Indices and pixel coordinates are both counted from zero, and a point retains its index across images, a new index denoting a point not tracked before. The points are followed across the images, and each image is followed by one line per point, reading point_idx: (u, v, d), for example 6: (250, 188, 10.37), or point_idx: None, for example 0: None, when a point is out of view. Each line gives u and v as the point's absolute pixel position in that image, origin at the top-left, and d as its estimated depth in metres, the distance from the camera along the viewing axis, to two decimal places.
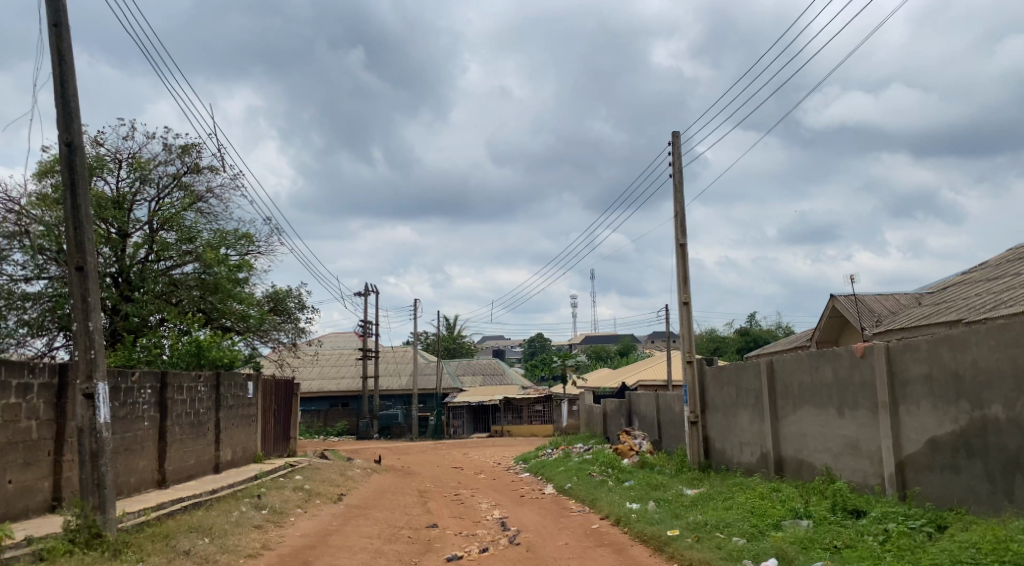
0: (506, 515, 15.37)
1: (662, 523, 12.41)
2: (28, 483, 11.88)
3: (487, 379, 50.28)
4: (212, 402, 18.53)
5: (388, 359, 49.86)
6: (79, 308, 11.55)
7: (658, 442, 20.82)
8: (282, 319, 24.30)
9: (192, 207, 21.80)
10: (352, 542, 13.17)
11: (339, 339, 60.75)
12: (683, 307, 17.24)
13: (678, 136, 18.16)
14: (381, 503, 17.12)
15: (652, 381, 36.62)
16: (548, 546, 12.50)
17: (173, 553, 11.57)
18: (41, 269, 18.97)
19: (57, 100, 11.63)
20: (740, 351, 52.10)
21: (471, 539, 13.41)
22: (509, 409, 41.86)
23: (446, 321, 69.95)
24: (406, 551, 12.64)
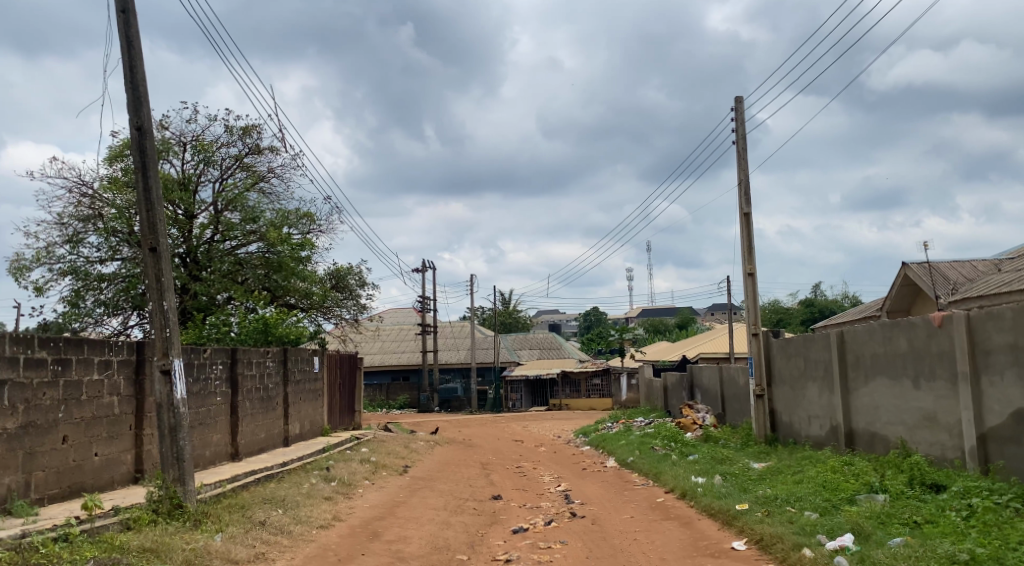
0: (569, 487, 15.54)
1: (730, 497, 12.45)
2: (112, 456, 12.34)
3: (546, 352, 50.51)
4: (281, 377, 19.01)
5: (447, 334, 50.35)
6: (154, 287, 11.93)
7: (722, 415, 20.79)
8: (343, 296, 24.65)
9: (255, 187, 22.26)
10: (419, 514, 13.44)
11: (398, 314, 61.49)
12: (747, 278, 17.17)
13: (741, 101, 18.03)
14: (446, 475, 17.44)
15: (714, 353, 36.49)
16: (613, 519, 12.65)
17: (250, 523, 11.96)
18: (114, 251, 19.48)
19: (126, 86, 11.98)
20: (805, 322, 51.76)
21: (535, 511, 13.61)
22: (567, 383, 41.63)
23: (503, 297, 70.19)
24: (472, 522, 12.88)
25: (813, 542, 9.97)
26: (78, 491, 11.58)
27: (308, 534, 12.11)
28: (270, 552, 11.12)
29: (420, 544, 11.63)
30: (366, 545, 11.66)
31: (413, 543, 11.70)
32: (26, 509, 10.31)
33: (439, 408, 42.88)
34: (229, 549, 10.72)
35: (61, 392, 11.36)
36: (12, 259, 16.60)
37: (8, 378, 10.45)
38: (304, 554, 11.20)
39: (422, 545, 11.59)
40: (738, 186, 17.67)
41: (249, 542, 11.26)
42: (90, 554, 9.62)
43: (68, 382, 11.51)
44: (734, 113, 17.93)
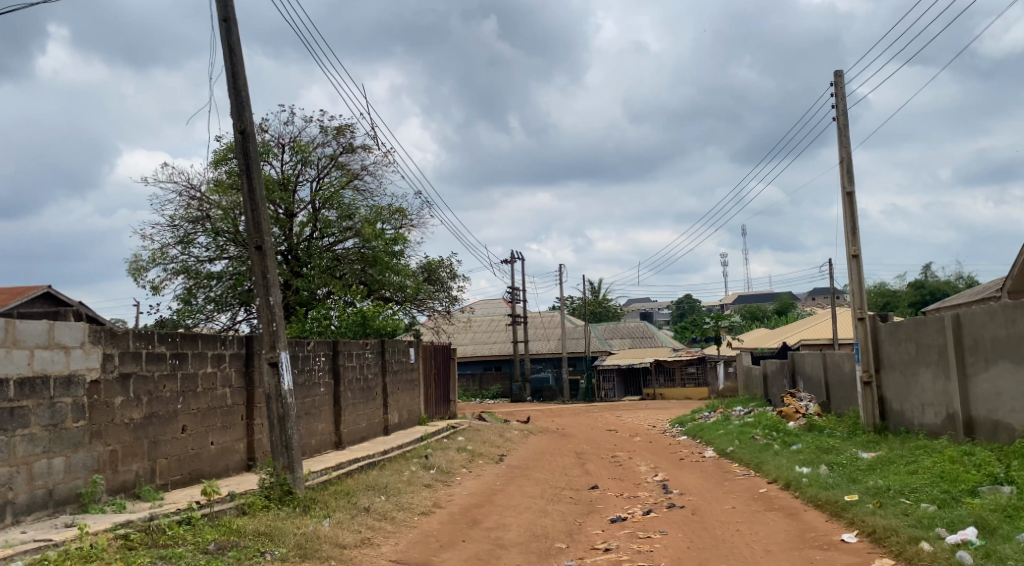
0: (667, 477, 15.67)
1: (838, 487, 12.42)
2: (227, 444, 13.01)
3: (638, 341, 50.45)
4: (379, 368, 19.57)
5: (537, 324, 50.68)
6: (260, 283, 12.50)
7: (826, 402, 20.55)
8: (435, 288, 25.08)
9: (350, 184, 22.92)
10: (518, 502, 13.76)
11: (489, 305, 62.16)
12: (852, 260, 16.99)
13: (841, 76, 17.79)
14: (542, 464, 17.74)
15: (816, 340, 35.97)
16: (713, 509, 12.76)
17: (355, 509, 12.47)
18: (222, 250, 20.37)
19: (229, 91, 12.56)
20: (915, 306, 50.55)
21: (633, 501, 13.80)
22: (661, 372, 41.64)
23: (592, 286, 69.98)
24: (570, 511, 13.14)
25: (931, 535, 9.92)
26: (196, 477, 12.25)
27: (411, 520, 12.55)
28: (376, 537, 11.56)
29: (519, 532, 11.96)
30: (466, 532, 12.02)
31: (513, 530, 12.02)
32: (153, 494, 10.91)
33: (531, 398, 43.30)
34: (337, 534, 11.18)
35: (180, 384, 11.95)
36: (131, 260, 17.51)
37: (134, 371, 10.95)
38: (408, 540, 11.62)
39: (521, 533, 11.92)
40: (840, 164, 17.47)
41: (356, 527, 11.74)
42: (211, 537, 10.18)
43: (186, 374, 12.10)
44: (834, 89, 17.73)
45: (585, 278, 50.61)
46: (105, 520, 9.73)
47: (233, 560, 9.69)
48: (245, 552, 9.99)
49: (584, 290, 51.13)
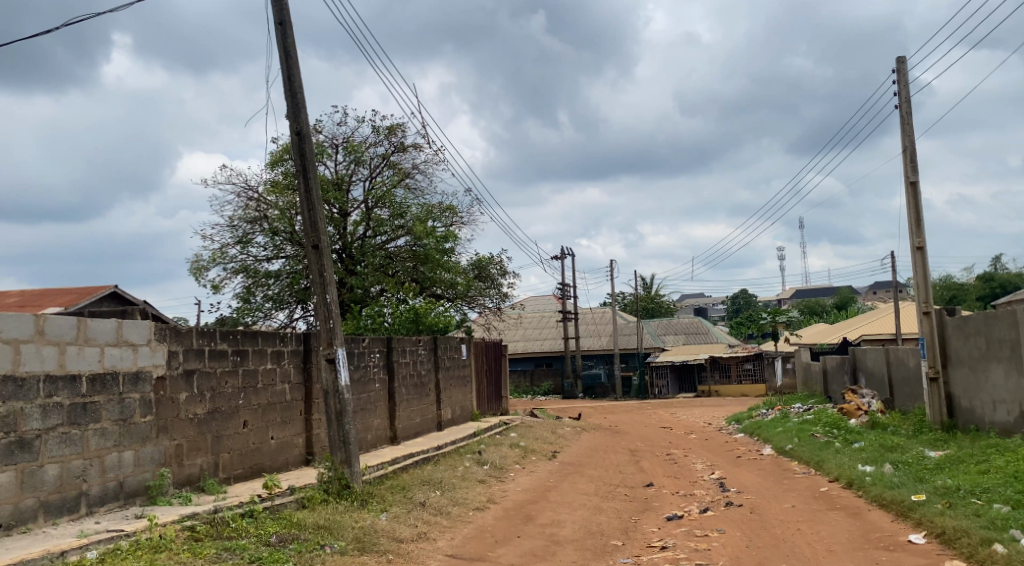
0: (724, 475, 15.65)
1: (904, 487, 12.31)
2: (286, 439, 13.29)
3: (692, 338, 50.11)
4: (432, 364, 19.77)
5: (588, 320, 50.63)
6: (317, 281, 12.75)
7: (889, 399, 20.29)
8: (486, 285, 25.22)
9: (401, 183, 23.18)
10: (572, 499, 13.83)
11: (540, 301, 62.27)
12: (916, 253, 16.80)
13: (903, 62, 17.58)
14: (596, 461, 17.80)
15: (879, 335, 35.49)
16: (773, 508, 12.73)
17: (411, 504, 12.66)
18: (279, 249, 20.76)
19: (285, 94, 12.82)
20: (983, 300, 49.71)
21: (689, 499, 13.80)
22: (716, 369, 41.27)
23: (644, 282, 69.61)
24: (625, 509, 13.18)
25: (1005, 537, 9.79)
26: (258, 471, 12.55)
27: (466, 516, 12.69)
28: (432, 531, 11.70)
29: (574, 528, 12.04)
30: (521, 528, 12.14)
31: (567, 527, 12.11)
32: (216, 487, 11.21)
33: (583, 395, 43.31)
34: (394, 528, 11.37)
35: (241, 380, 12.24)
36: (192, 260, 17.94)
37: (197, 367, 11.25)
38: (463, 535, 11.75)
39: (575, 529, 12.00)
40: (904, 153, 17.28)
41: (412, 521, 11.92)
42: (273, 530, 10.43)
43: (246, 371, 12.39)
44: (896, 75, 17.53)
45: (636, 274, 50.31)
46: (172, 512, 10.03)
47: (294, 552, 9.93)
48: (305, 544, 10.22)
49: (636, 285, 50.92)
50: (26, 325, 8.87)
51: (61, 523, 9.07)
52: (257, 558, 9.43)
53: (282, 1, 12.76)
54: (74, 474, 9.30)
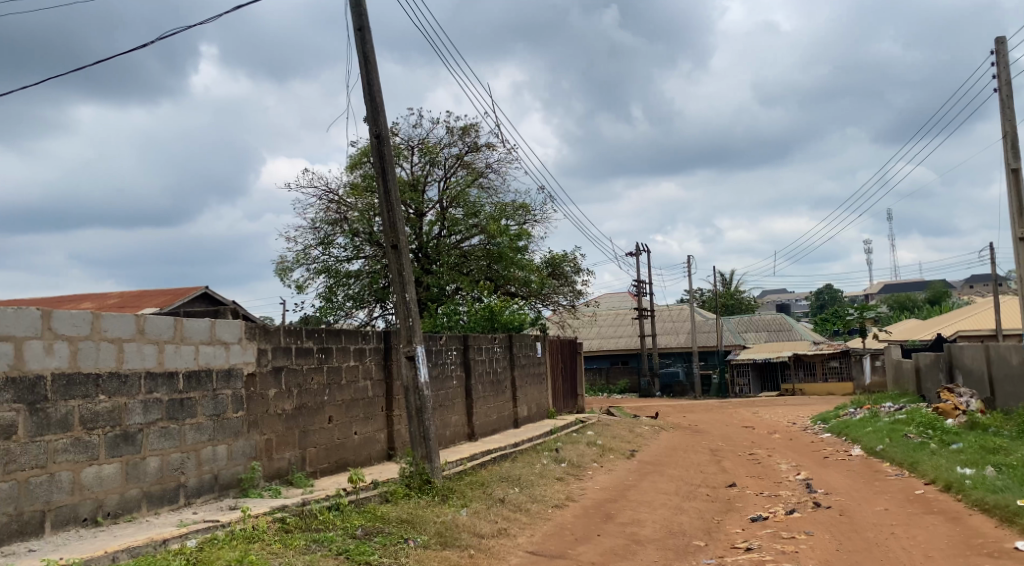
0: (810, 476, 15.48)
1: (1005, 491, 12.04)
2: (369, 435, 13.62)
3: (772, 335, 48.90)
4: (508, 362, 19.96)
5: (665, 318, 50.33)
6: (397, 281, 13.03)
7: (990, 399, 19.72)
8: (560, 283, 25.30)
9: (475, 183, 23.43)
10: (652, 498, 13.87)
11: (616, 299, 62.12)
12: (1019, 244, 16.37)
13: (1002, 43, 17.18)
14: (676, 460, 17.77)
15: (976, 331, 34.57)
16: (865, 511, 12.58)
17: (491, 500, 12.86)
18: (358, 250, 21.21)
19: (365, 98, 13.13)
20: None
21: (774, 499, 13.71)
22: (801, 367, 40.76)
23: (722, 278, 68.81)
24: (707, 509, 13.17)
25: None
26: (342, 466, 12.89)
27: (545, 513, 12.83)
28: (512, 528, 11.88)
29: (655, 528, 12.08)
30: (601, 526, 12.23)
31: (648, 526, 12.16)
32: (304, 480, 11.57)
33: (661, 393, 43.11)
34: (475, 523, 11.57)
35: (325, 377, 12.59)
36: (276, 261, 18.46)
37: (285, 365, 11.64)
38: (543, 532, 11.90)
39: (657, 529, 12.04)
40: (1004, 139, 16.88)
41: (492, 517, 12.10)
42: (358, 523, 10.73)
43: (330, 368, 12.73)
44: (996, 57, 17.15)
45: (715, 270, 49.77)
46: (264, 504, 10.41)
47: (379, 545, 10.20)
48: (390, 538, 10.49)
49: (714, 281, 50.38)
50: (128, 325, 9.27)
51: (162, 513, 9.50)
52: (345, 550, 9.72)
53: (360, 7, 13.06)
54: (172, 467, 9.71)
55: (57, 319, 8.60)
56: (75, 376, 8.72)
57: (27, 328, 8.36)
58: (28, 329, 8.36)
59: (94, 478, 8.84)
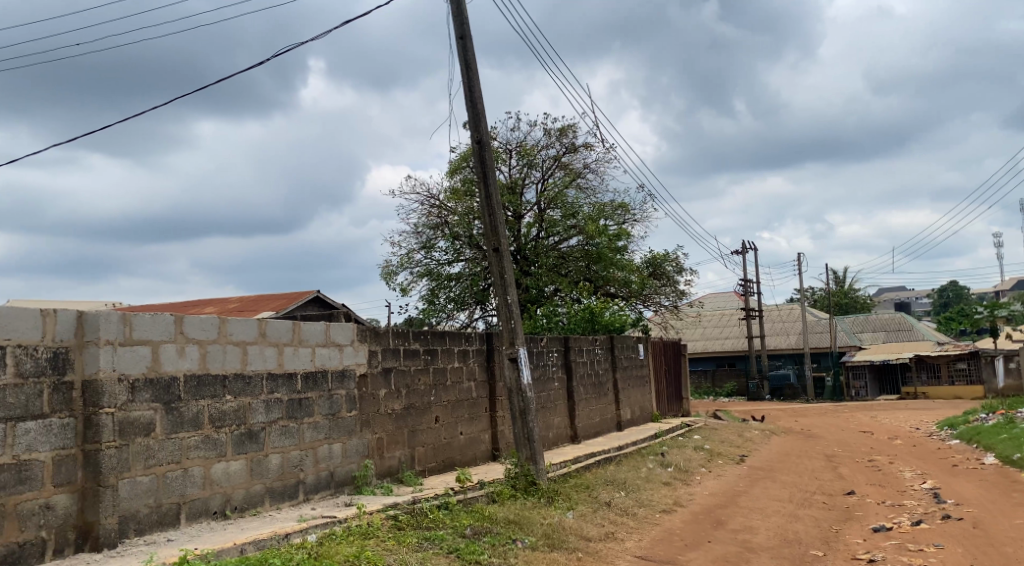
0: (937, 485, 15.01)
1: None
2: (473, 435, 13.85)
3: (892, 334, 47.54)
4: (610, 363, 19.97)
5: (775, 318, 49.41)
6: (498, 283, 13.21)
7: None
8: (661, 283, 25.13)
9: (573, 184, 23.51)
10: (764, 505, 13.70)
11: (722, 298, 61.27)
12: None
13: None
14: (790, 466, 17.47)
15: None
16: (998, 524, 12.14)
17: (597, 503, 12.93)
18: (458, 253, 21.53)
19: (466, 104, 13.36)
20: None
21: (897, 509, 13.36)
22: (923, 369, 39.37)
23: (837, 275, 67.05)
24: (824, 517, 12.93)
25: None
26: (449, 465, 13.15)
27: (652, 517, 12.82)
28: (619, 532, 11.92)
29: (769, 535, 11.94)
30: (712, 532, 12.16)
31: (761, 533, 12.03)
32: (414, 479, 11.86)
33: (770, 396, 42.35)
34: (581, 526, 11.66)
35: (432, 378, 12.86)
36: (382, 265, 18.91)
37: (394, 366, 11.95)
38: (651, 537, 11.89)
39: (770, 537, 11.90)
40: None
41: (599, 521, 12.18)
42: (467, 522, 10.94)
43: (436, 369, 13.01)
44: None
45: (828, 268, 48.53)
46: (377, 501, 10.71)
47: (488, 545, 10.39)
48: (498, 538, 10.67)
49: (827, 280, 49.21)
50: (251, 329, 9.68)
51: (283, 508, 9.88)
52: (455, 549, 9.93)
53: (462, 16, 13.30)
54: (292, 464, 10.10)
55: (189, 324, 9.05)
56: (204, 377, 9.16)
57: (161, 332, 8.81)
58: (163, 333, 8.81)
59: (222, 474, 9.25)
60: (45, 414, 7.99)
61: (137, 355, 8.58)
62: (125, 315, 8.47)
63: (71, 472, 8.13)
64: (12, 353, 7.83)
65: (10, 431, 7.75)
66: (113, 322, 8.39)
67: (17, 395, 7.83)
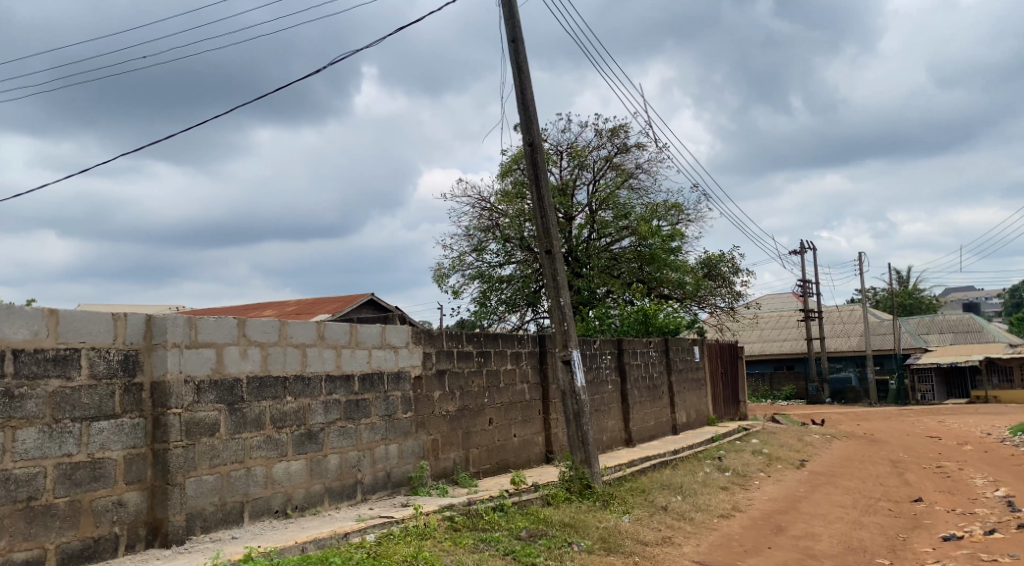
0: (1009, 493, 14.54)
1: None
2: (527, 437, 13.73)
3: (959, 336, 46.44)
4: (664, 366, 19.73)
5: (835, 320, 48.60)
6: (551, 285, 13.08)
7: None
8: (716, 284, 24.80)
9: (625, 184, 23.32)
10: (827, 511, 13.40)
11: (781, 299, 60.45)
12: None
13: None
14: (853, 471, 17.09)
15: None
16: None
17: (653, 507, 12.74)
18: (510, 255, 21.45)
19: (518, 106, 13.26)
20: None
21: (967, 518, 12.97)
22: (994, 371, 38.23)
23: (900, 274, 65.74)
24: (890, 525, 12.61)
25: None
26: (503, 467, 13.06)
27: (710, 522, 12.61)
28: (677, 536, 11.73)
29: (831, 543, 11.66)
30: (772, 538, 11.91)
31: (824, 540, 11.75)
32: (469, 480, 11.78)
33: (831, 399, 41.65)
34: (638, 530, 11.49)
35: (486, 379, 12.77)
36: (434, 267, 18.90)
37: (448, 368, 11.88)
38: (709, 542, 11.68)
39: (834, 544, 11.62)
40: None
41: (655, 525, 11.99)
42: (522, 525, 10.83)
43: (490, 371, 12.91)
44: None
45: (892, 268, 47.34)
46: (433, 502, 10.64)
47: (544, 547, 10.27)
48: (554, 540, 10.55)
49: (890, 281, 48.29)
50: (311, 331, 9.67)
51: (342, 508, 9.85)
52: (511, 551, 9.83)
53: (513, 19, 13.22)
54: (350, 464, 10.07)
55: (251, 327, 9.05)
56: (266, 379, 9.17)
57: (225, 334, 8.81)
58: (226, 336, 8.82)
59: (283, 473, 9.25)
60: (117, 414, 8.04)
61: (202, 357, 8.58)
62: (191, 318, 8.48)
63: (141, 470, 8.17)
64: (86, 355, 7.89)
65: (84, 430, 7.82)
66: (180, 325, 8.41)
67: (91, 395, 7.89)
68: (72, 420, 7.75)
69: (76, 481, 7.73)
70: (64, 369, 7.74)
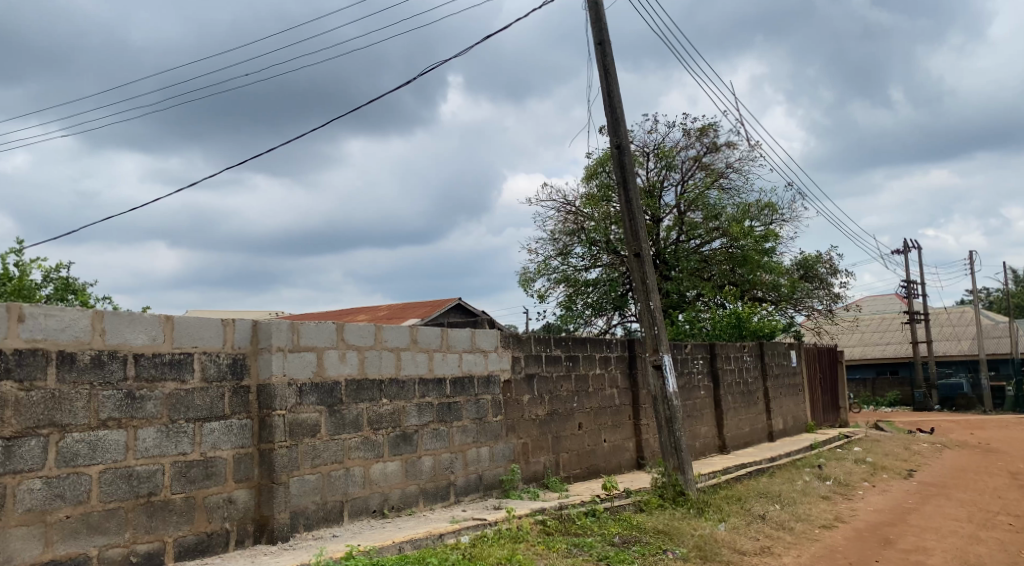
0: None
1: None
2: (617, 443, 13.54)
3: None
4: (760, 372, 19.30)
5: (943, 323, 46.96)
6: (640, 288, 12.88)
7: None
8: (813, 286, 24.16)
9: (715, 184, 22.93)
10: (937, 524, 12.88)
11: (884, 300, 58.76)
12: None
13: None
14: (967, 483, 16.40)
15: None
16: None
17: (750, 516, 12.42)
18: (596, 259, 21.28)
19: (606, 109, 13.09)
20: None
21: None
22: None
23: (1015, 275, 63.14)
24: (1008, 540, 12.04)
25: None
26: (594, 472, 12.90)
27: (810, 533, 12.22)
28: (776, 546, 11.39)
29: (944, 558, 11.19)
30: (879, 551, 11.49)
31: (935, 555, 11.27)
32: (559, 485, 11.66)
33: (940, 405, 40.29)
34: (735, 539, 11.19)
35: (575, 384, 12.63)
36: (519, 272, 18.86)
37: (537, 372, 11.78)
38: (811, 554, 11.31)
39: (947, 559, 11.14)
40: None
41: (753, 534, 11.68)
42: (615, 530, 10.66)
43: (579, 376, 12.77)
44: None
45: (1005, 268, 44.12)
46: (525, 506, 10.56)
47: (638, 554, 10.07)
48: (648, 548, 10.34)
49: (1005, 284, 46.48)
50: (404, 335, 9.68)
51: (437, 509, 9.84)
52: (605, 557, 9.64)
53: (600, 22, 13.07)
54: (444, 466, 10.04)
55: (349, 331, 9.11)
56: (363, 381, 9.21)
57: (325, 338, 8.88)
58: (326, 339, 8.88)
59: (381, 474, 9.28)
60: (227, 415, 8.15)
61: (305, 361, 8.66)
62: (294, 324, 8.54)
63: (249, 470, 8.26)
64: (198, 359, 8.01)
65: (197, 430, 7.93)
66: (283, 331, 8.46)
67: (204, 397, 8.01)
68: (186, 420, 7.87)
69: (191, 479, 7.86)
70: (178, 372, 7.86)
